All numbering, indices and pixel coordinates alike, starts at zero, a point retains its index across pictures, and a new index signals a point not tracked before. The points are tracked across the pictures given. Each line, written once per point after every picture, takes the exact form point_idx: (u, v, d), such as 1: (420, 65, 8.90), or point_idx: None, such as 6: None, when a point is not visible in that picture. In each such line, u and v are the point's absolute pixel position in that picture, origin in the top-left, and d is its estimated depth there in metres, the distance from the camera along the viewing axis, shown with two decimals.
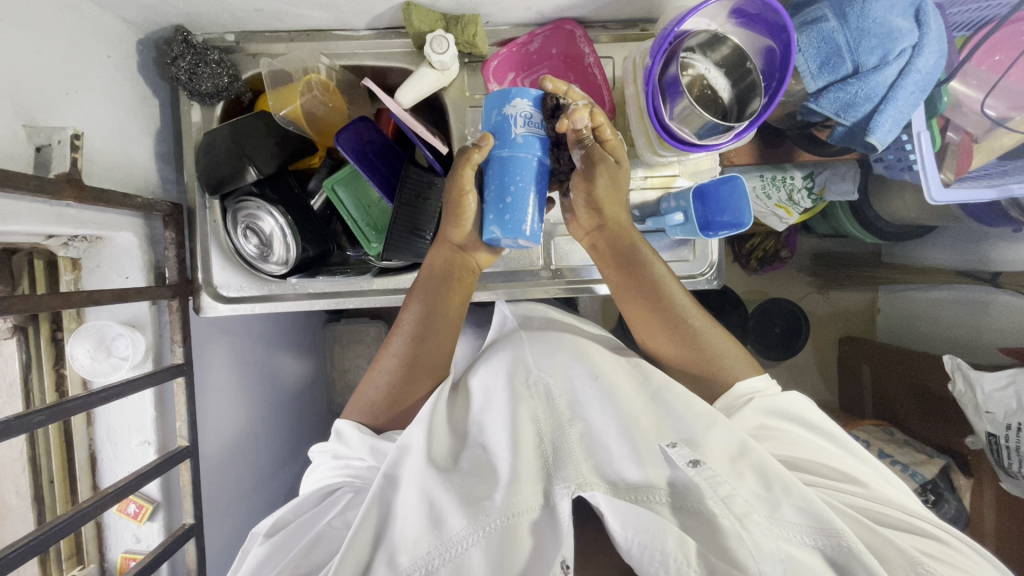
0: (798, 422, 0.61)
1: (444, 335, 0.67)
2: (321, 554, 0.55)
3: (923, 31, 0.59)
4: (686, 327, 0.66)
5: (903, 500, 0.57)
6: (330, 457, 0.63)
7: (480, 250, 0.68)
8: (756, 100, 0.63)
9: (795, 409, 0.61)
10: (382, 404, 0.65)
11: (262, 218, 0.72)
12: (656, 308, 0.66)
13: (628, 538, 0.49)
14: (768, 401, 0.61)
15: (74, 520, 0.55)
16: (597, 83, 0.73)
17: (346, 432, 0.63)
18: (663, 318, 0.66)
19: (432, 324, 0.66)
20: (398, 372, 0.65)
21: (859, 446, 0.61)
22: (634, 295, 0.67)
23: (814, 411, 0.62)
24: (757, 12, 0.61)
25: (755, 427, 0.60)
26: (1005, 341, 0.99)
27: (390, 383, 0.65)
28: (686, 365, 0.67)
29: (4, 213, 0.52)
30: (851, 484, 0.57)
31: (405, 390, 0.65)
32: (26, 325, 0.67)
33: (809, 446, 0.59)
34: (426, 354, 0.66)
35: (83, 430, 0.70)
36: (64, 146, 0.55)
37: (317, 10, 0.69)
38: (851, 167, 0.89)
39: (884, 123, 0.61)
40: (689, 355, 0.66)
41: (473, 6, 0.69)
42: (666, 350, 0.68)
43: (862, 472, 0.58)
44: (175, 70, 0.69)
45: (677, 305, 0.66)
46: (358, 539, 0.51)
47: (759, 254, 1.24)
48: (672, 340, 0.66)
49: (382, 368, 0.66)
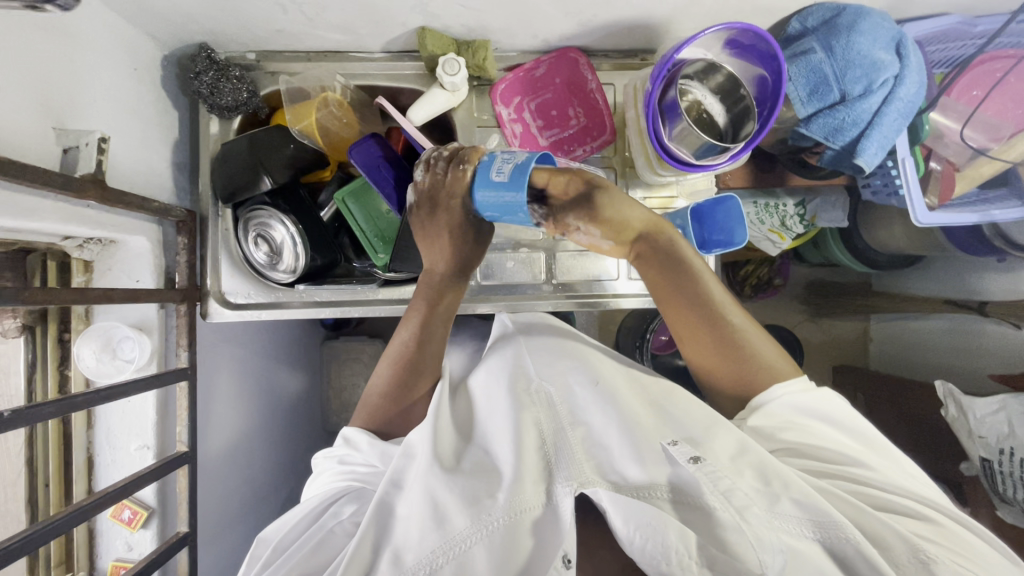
0: (821, 417, 0.61)
1: (437, 338, 0.70)
2: (323, 558, 0.55)
3: (903, 63, 0.64)
4: (726, 323, 0.65)
5: (920, 489, 0.56)
6: (337, 462, 0.65)
7: (468, 259, 0.72)
8: (749, 125, 0.69)
9: (825, 407, 0.61)
10: (384, 401, 0.67)
11: (274, 227, 0.75)
12: (700, 310, 0.65)
13: (631, 536, 0.50)
14: (795, 397, 0.61)
15: (69, 519, 0.54)
16: (599, 107, 0.79)
17: (355, 437, 0.65)
18: (701, 318, 0.65)
19: (424, 329, 0.69)
20: (398, 363, 0.68)
21: (885, 441, 0.60)
22: (671, 292, 0.66)
23: (836, 402, 0.62)
24: (750, 43, 0.65)
25: (780, 420, 0.61)
26: (994, 367, 0.99)
27: (390, 377, 0.68)
28: (721, 351, 0.65)
29: (29, 209, 0.54)
30: (860, 468, 0.57)
31: (406, 384, 0.68)
32: (34, 325, 0.67)
33: (825, 437, 0.60)
34: (421, 354, 0.68)
35: (83, 432, 0.70)
36: (92, 148, 0.58)
37: (336, 31, 0.72)
38: (840, 196, 0.92)
39: (871, 147, 0.65)
40: (730, 366, 0.65)
41: (483, 33, 0.74)
42: (709, 364, 0.66)
43: (875, 460, 0.58)
44: (198, 83, 0.72)
45: (713, 300, 0.65)
46: (359, 544, 0.51)
47: (753, 280, 1.29)
48: (719, 353, 0.65)
49: (381, 375, 0.69)
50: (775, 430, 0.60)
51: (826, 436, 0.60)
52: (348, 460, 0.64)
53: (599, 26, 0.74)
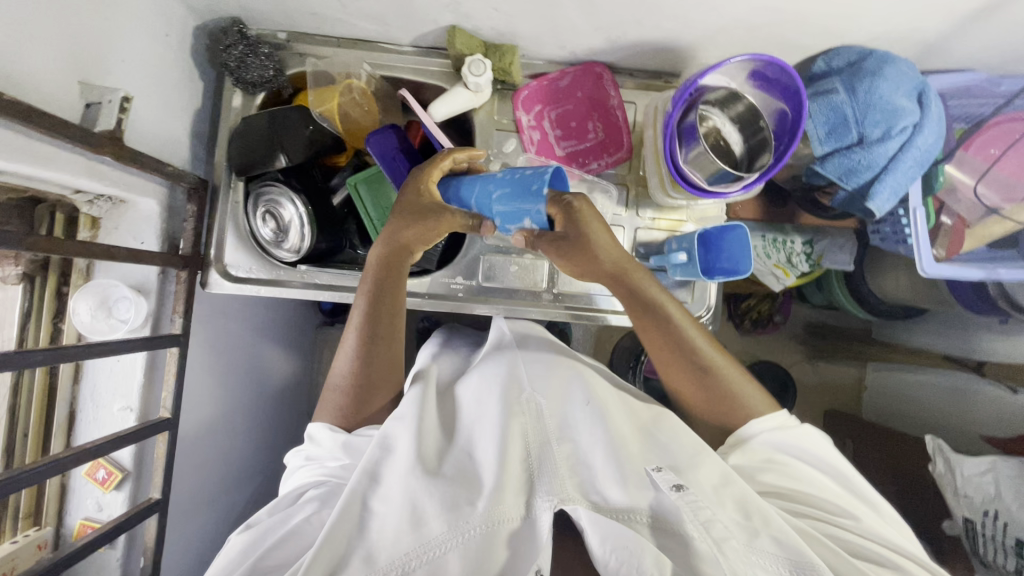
0: (802, 458, 0.62)
1: (392, 334, 0.68)
2: (287, 554, 0.55)
3: (924, 112, 0.64)
4: (703, 367, 0.66)
5: (903, 543, 0.57)
6: (306, 459, 0.67)
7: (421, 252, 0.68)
8: (766, 157, 0.68)
9: (806, 446, 0.62)
10: (349, 404, 0.67)
11: (284, 205, 0.75)
12: (678, 352, 0.66)
13: (606, 555, 0.50)
14: (778, 438, 0.63)
15: (45, 469, 0.54)
16: (618, 123, 0.80)
17: (318, 434, 0.66)
18: (679, 356, 0.66)
19: (377, 318, 0.67)
20: (357, 361, 0.67)
21: (872, 494, 0.61)
22: (649, 331, 0.67)
23: (826, 451, 0.63)
24: (774, 77, 0.65)
25: (760, 459, 0.63)
26: (986, 429, 0.99)
27: (349, 376, 0.67)
28: (701, 387, 0.66)
29: (46, 158, 0.55)
30: (843, 516, 0.58)
31: (367, 384, 0.67)
32: (35, 274, 0.67)
33: (809, 482, 0.61)
34: (383, 353, 0.68)
35: (68, 387, 0.70)
36: (113, 106, 0.58)
37: (367, 21, 0.73)
38: (849, 241, 0.93)
39: (883, 191, 0.66)
40: (710, 398, 0.67)
41: (512, 38, 0.75)
42: (687, 392, 0.68)
43: (859, 509, 0.59)
44: (226, 56, 0.73)
45: (691, 347, 0.66)
46: (325, 545, 0.48)
47: (754, 315, 1.30)
48: (697, 386, 0.67)
49: (336, 374, 0.69)
50: (755, 471, 0.62)
51: (813, 484, 0.61)
52: (315, 456, 0.66)
53: (627, 44, 0.74)
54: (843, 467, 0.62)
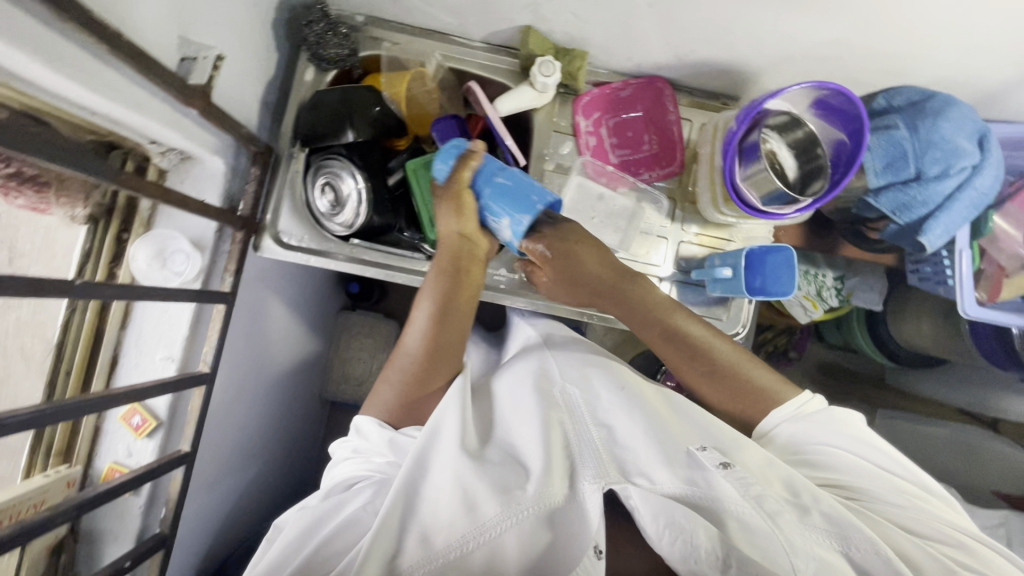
0: (835, 444, 0.64)
1: (460, 323, 0.70)
2: (345, 542, 0.55)
3: (983, 156, 0.67)
4: (717, 364, 0.70)
5: (948, 516, 0.58)
6: (354, 452, 0.66)
7: (483, 237, 0.72)
8: (818, 183, 0.70)
9: (838, 434, 0.64)
10: (402, 400, 0.68)
11: (344, 179, 0.77)
12: (686, 352, 0.70)
13: (660, 531, 0.51)
14: (799, 430, 0.65)
15: (99, 402, 0.56)
16: (673, 139, 0.82)
17: (366, 427, 0.66)
18: (689, 357, 0.70)
19: (448, 312, 0.68)
20: (420, 354, 0.68)
21: (911, 472, 0.62)
22: (657, 336, 0.71)
23: (858, 433, 0.64)
24: (838, 105, 0.67)
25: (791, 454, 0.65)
26: (998, 484, 1.00)
27: (410, 372, 0.68)
28: (718, 383, 0.70)
29: (142, 103, 0.57)
30: (885, 498, 0.59)
31: (426, 376, 0.68)
32: (99, 217, 0.68)
33: (848, 467, 0.62)
34: (444, 341, 0.68)
35: (115, 331, 0.70)
36: (208, 62, 0.63)
37: (446, 13, 0.76)
38: (879, 280, 0.96)
39: (936, 229, 0.67)
40: (735, 394, 0.69)
41: (584, 44, 0.77)
42: (709, 391, 0.71)
43: (901, 486, 0.60)
44: (307, 31, 0.75)
45: (697, 345, 0.70)
46: (378, 538, 0.49)
47: (770, 347, 1.27)
48: (715, 383, 0.70)
49: (392, 377, 0.69)
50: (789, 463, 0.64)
51: (852, 470, 0.62)
52: (362, 451, 0.66)
53: (693, 63, 0.77)
54: (879, 448, 0.63)
